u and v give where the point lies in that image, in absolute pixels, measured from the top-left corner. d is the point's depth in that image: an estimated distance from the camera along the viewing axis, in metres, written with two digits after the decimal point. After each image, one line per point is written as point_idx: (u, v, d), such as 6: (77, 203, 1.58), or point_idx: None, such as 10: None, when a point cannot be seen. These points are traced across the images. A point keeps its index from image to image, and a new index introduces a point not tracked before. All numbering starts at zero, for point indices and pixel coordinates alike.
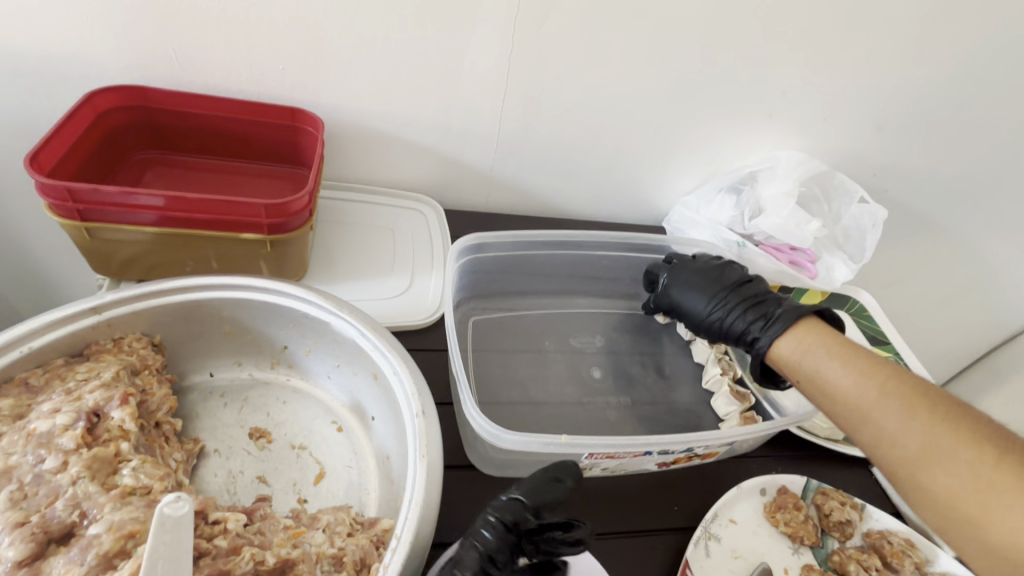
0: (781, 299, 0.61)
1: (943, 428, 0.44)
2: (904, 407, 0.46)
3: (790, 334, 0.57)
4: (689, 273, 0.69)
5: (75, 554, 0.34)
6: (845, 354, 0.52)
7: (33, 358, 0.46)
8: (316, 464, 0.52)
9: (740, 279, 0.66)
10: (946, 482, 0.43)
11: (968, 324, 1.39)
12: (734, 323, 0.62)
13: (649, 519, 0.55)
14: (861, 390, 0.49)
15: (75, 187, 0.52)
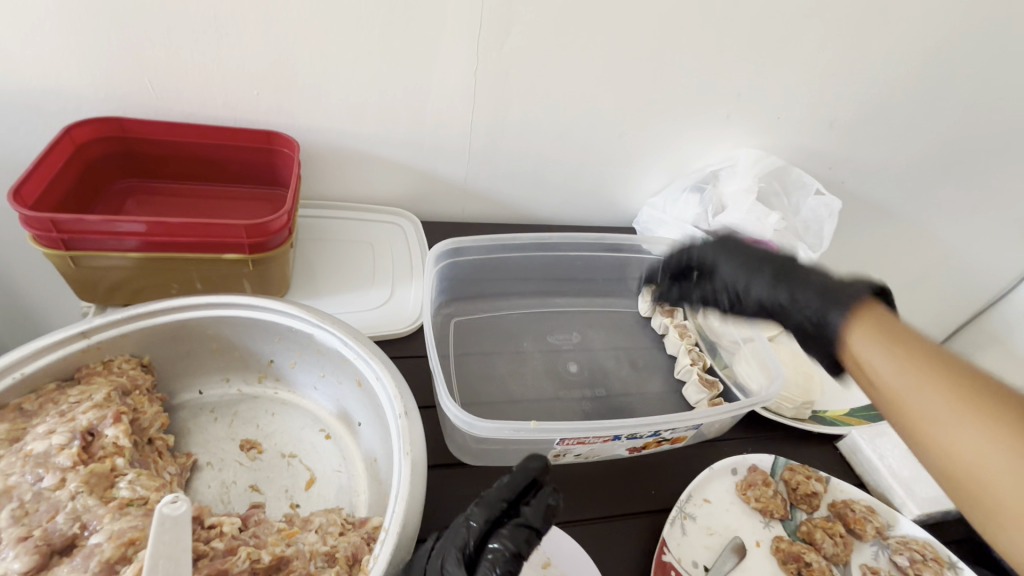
0: (828, 273, 0.51)
1: (997, 423, 0.35)
2: (951, 397, 0.37)
3: (854, 309, 0.46)
4: (731, 248, 0.60)
5: (78, 562, 0.36)
6: (899, 340, 0.42)
7: (25, 383, 0.47)
8: (306, 470, 0.54)
9: (781, 252, 0.57)
10: (998, 496, 0.33)
11: (933, 306, 1.45)
12: (777, 295, 0.53)
13: (628, 505, 0.58)
14: (900, 375, 0.40)
15: (60, 217, 0.54)
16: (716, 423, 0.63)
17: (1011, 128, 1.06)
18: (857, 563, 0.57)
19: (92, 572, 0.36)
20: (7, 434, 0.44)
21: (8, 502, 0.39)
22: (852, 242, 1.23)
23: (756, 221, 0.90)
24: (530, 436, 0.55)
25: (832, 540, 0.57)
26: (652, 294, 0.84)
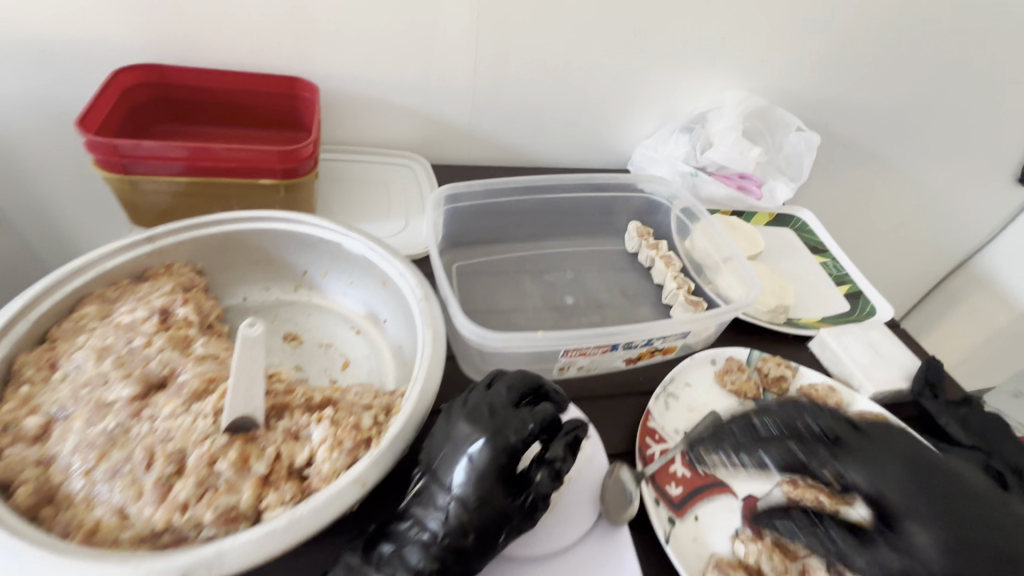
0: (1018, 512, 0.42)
1: None
2: None
3: None
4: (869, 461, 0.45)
5: (172, 391, 0.45)
6: None
7: (106, 276, 0.56)
8: (341, 357, 0.63)
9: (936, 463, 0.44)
10: None
11: (919, 251, 1.51)
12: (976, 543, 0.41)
13: (618, 388, 0.66)
14: None
15: (120, 142, 0.62)
16: (703, 335, 0.70)
17: (988, 70, 1.11)
18: None
19: (184, 397, 0.45)
20: (98, 312, 0.53)
21: (110, 354, 0.48)
22: (838, 185, 1.30)
23: (741, 154, 0.97)
24: (537, 346, 0.59)
25: None
26: (638, 230, 0.87)
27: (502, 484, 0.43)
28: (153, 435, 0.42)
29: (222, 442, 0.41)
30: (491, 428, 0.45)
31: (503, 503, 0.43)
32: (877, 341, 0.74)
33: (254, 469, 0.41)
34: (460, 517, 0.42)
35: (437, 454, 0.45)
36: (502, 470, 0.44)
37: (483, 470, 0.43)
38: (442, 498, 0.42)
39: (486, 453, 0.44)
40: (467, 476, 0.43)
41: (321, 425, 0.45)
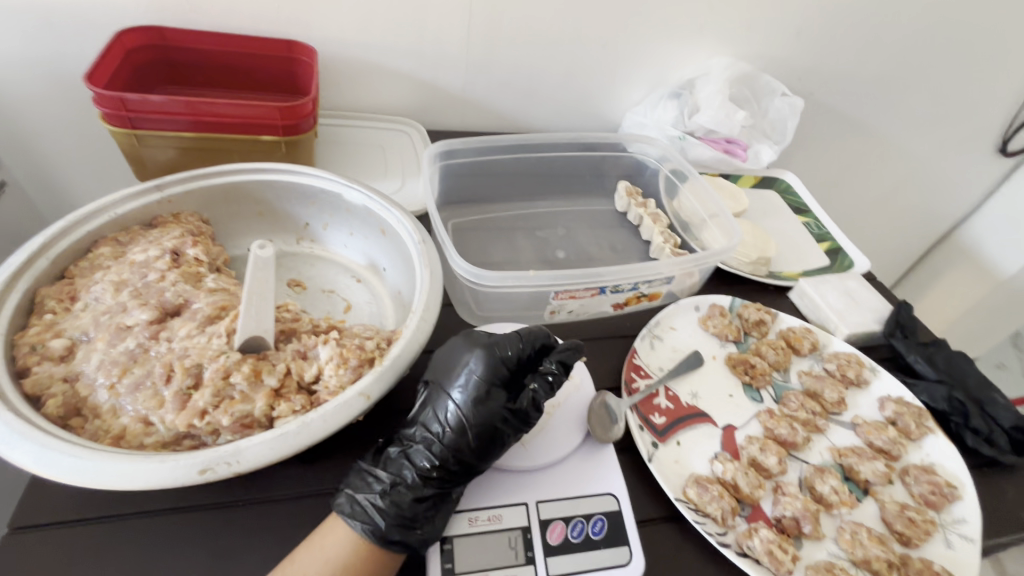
0: None
1: None
2: None
3: None
4: None
5: (187, 317, 0.48)
6: None
7: (118, 222, 0.59)
8: (343, 301, 0.67)
9: None
10: None
11: (903, 222, 1.56)
12: None
13: (606, 331, 0.70)
14: None
15: (127, 96, 0.64)
16: (687, 283, 0.74)
17: (970, 39, 1.14)
18: (795, 371, 0.69)
19: (199, 322, 0.48)
20: (113, 253, 0.56)
21: (127, 287, 0.51)
22: (824, 154, 1.33)
23: (726, 117, 0.99)
24: (530, 285, 0.62)
25: (774, 351, 0.69)
26: (627, 190, 0.90)
27: (497, 387, 0.49)
28: (172, 353, 0.45)
29: (236, 359, 0.45)
30: (486, 343, 0.50)
31: (499, 405, 0.48)
32: (853, 289, 0.78)
33: (266, 383, 0.45)
34: (460, 414, 0.47)
35: (440, 369, 0.51)
36: (497, 377, 0.49)
37: (481, 378, 0.48)
38: (445, 401, 0.48)
39: (482, 361, 0.49)
40: (466, 382, 0.48)
41: (327, 346, 0.48)
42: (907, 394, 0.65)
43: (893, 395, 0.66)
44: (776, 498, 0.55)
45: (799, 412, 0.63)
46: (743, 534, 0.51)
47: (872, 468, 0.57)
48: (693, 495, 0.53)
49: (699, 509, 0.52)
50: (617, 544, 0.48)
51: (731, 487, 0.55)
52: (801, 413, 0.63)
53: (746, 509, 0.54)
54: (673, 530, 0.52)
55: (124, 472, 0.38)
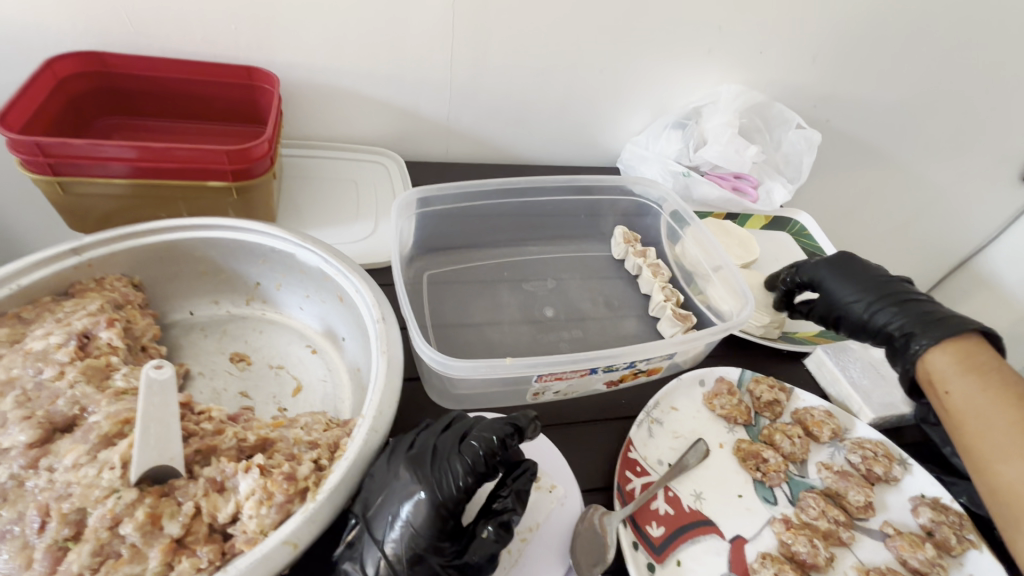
0: None
1: None
2: None
3: None
4: None
5: (78, 436, 0.39)
6: None
7: (22, 294, 0.50)
8: (293, 380, 0.58)
9: None
10: None
11: (917, 253, 1.47)
12: None
13: (598, 413, 0.61)
14: None
15: (45, 141, 0.55)
16: (692, 353, 0.64)
17: (1002, 65, 1.05)
18: (814, 462, 0.60)
19: (91, 443, 0.39)
20: (9, 337, 0.47)
21: (12, 390, 0.42)
22: (839, 184, 1.24)
23: (736, 154, 0.90)
24: (507, 372, 0.53)
25: (790, 441, 0.60)
26: (625, 236, 0.81)
27: (441, 540, 0.39)
28: (50, 491, 0.36)
29: (129, 500, 0.36)
30: (432, 481, 0.40)
31: (441, 563, 0.39)
32: (877, 360, 0.69)
33: (166, 531, 0.36)
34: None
35: (372, 502, 0.41)
36: (444, 528, 0.39)
37: (421, 529, 0.39)
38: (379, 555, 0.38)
39: (427, 506, 0.39)
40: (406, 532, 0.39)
41: (249, 475, 0.39)
42: (944, 496, 0.57)
43: (928, 496, 0.57)
44: None
45: (820, 522, 0.54)
46: None
47: None
48: None
49: None
50: None
51: None
52: (823, 523, 0.54)
53: None
54: None
55: None
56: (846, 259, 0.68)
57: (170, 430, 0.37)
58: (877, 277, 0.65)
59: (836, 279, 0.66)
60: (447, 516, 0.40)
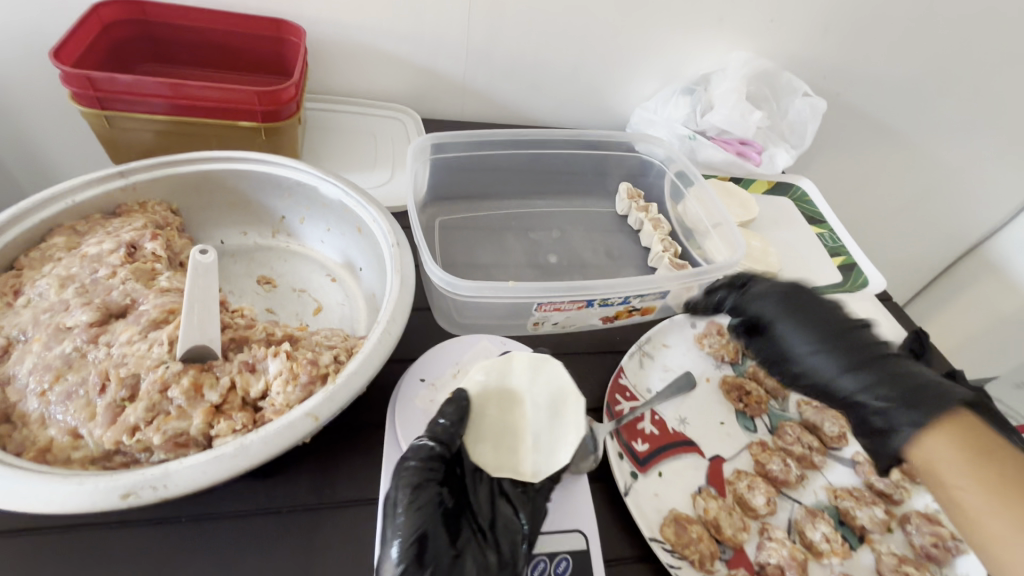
0: None
1: None
2: None
3: None
4: None
5: (131, 320, 0.45)
6: None
7: (77, 210, 0.56)
8: (314, 302, 0.63)
9: None
10: None
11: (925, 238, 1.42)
12: None
13: (593, 346, 0.66)
14: None
15: (95, 75, 0.60)
16: (685, 297, 0.68)
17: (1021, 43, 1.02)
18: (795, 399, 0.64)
19: (142, 326, 0.45)
20: (67, 244, 0.52)
21: (73, 284, 0.48)
22: (848, 162, 1.21)
23: (742, 118, 0.93)
24: (510, 296, 0.59)
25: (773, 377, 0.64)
26: (628, 192, 0.85)
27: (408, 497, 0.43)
28: (109, 360, 0.42)
29: (177, 369, 0.42)
30: (406, 456, 0.45)
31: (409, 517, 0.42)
32: (865, 313, 0.73)
33: (207, 398, 0.41)
34: (412, 562, 0.40)
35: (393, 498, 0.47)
36: (420, 502, 0.43)
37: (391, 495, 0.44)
38: (391, 551, 0.41)
39: (400, 499, 0.43)
40: (402, 526, 0.41)
41: (277, 358, 0.44)
42: None
43: None
44: (761, 541, 0.51)
45: (795, 446, 0.58)
46: None
47: (870, 515, 0.53)
48: (670, 535, 0.49)
49: (675, 550, 0.48)
50: None
51: (713, 527, 0.51)
52: (797, 447, 0.58)
53: (727, 551, 0.50)
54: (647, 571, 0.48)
55: (39, 495, 0.35)
56: None
57: (213, 300, 0.45)
58: None
59: None
60: (414, 488, 0.43)
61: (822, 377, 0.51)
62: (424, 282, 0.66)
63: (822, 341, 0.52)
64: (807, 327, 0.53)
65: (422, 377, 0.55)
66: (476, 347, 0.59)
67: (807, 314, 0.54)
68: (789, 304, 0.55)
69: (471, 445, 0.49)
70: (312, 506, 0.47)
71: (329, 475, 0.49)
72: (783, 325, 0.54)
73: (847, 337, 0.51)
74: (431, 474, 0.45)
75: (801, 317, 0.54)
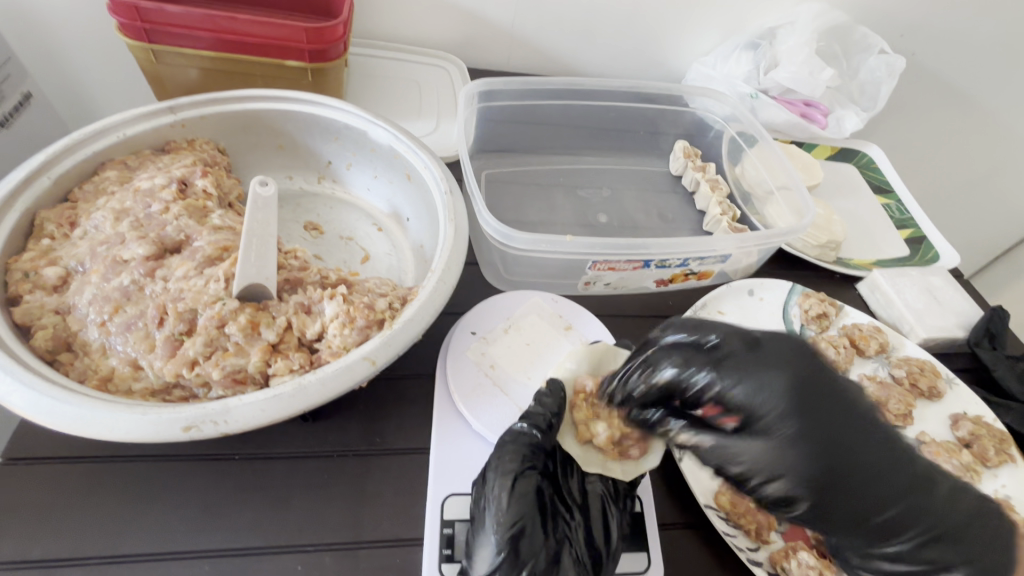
0: None
1: None
2: None
3: None
4: None
5: (186, 256, 0.45)
6: None
7: (127, 144, 0.54)
8: (361, 250, 0.62)
9: None
10: None
11: (1003, 226, 1.21)
12: None
13: (644, 309, 0.63)
14: None
15: (142, 5, 0.57)
16: (742, 264, 0.66)
17: None
18: (855, 373, 0.61)
19: (197, 262, 0.44)
20: (119, 178, 0.51)
21: (127, 218, 0.47)
22: (922, 132, 1.06)
23: (810, 76, 0.83)
24: (566, 251, 0.56)
25: (834, 349, 0.60)
26: (684, 150, 0.80)
27: (507, 481, 0.41)
28: (166, 295, 0.42)
29: (233, 307, 0.41)
30: (506, 442, 0.44)
31: (511, 502, 0.40)
32: (936, 287, 0.68)
33: (264, 336, 0.41)
34: (509, 554, 0.38)
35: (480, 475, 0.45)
36: (522, 491, 0.41)
37: (488, 479, 0.42)
38: (487, 541, 0.39)
39: (499, 487, 0.41)
40: (504, 515, 0.40)
41: (334, 301, 0.44)
42: (987, 414, 0.58)
43: (970, 413, 0.58)
44: None
45: None
46: (776, 553, 0.45)
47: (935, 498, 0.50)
48: (725, 503, 0.47)
49: (730, 518, 0.47)
50: (635, 547, 0.45)
51: None
52: None
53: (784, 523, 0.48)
54: (695, 538, 0.47)
55: (103, 422, 0.35)
56: (794, 355, 0.39)
57: (269, 237, 0.43)
58: (842, 405, 0.38)
59: (764, 378, 0.38)
60: (515, 476, 0.41)
61: (780, 491, 0.37)
62: (472, 237, 0.64)
63: (880, 471, 0.38)
64: (828, 440, 0.37)
65: (473, 330, 0.54)
66: (527, 302, 0.58)
67: (830, 412, 0.38)
68: (810, 397, 0.38)
69: (564, 436, 0.47)
70: (362, 452, 0.46)
71: (378, 422, 0.48)
72: (792, 429, 0.37)
73: (892, 464, 0.38)
74: (529, 463, 0.43)
75: (825, 421, 0.37)
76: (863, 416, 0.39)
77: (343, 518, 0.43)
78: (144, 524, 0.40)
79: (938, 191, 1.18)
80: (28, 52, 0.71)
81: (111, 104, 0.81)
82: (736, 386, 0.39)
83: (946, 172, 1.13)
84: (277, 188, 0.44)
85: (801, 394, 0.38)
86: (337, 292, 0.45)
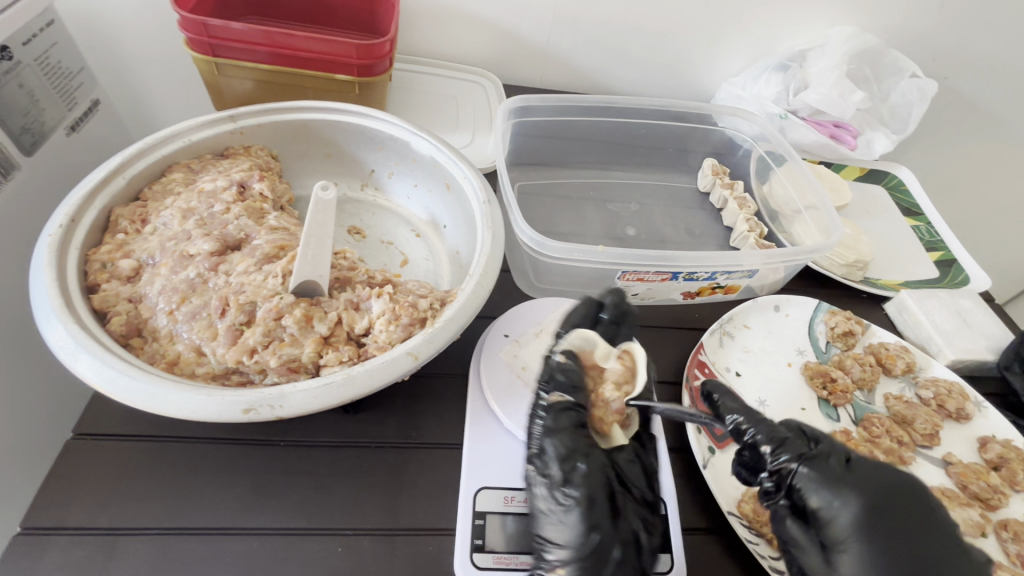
0: None
1: None
2: None
3: None
4: None
5: (247, 253, 0.49)
6: None
7: (192, 149, 0.58)
8: (400, 255, 0.66)
9: None
10: None
11: None
12: None
13: (670, 320, 0.65)
14: None
15: (210, 21, 0.61)
16: (770, 279, 0.67)
17: None
18: (881, 393, 0.62)
19: (256, 259, 0.48)
20: (184, 180, 0.55)
21: (193, 216, 0.51)
22: (956, 156, 1.06)
23: (840, 98, 0.84)
24: (597, 261, 0.58)
25: (860, 367, 0.61)
26: (713, 168, 0.82)
27: (574, 462, 0.42)
28: (228, 288, 0.46)
29: (289, 301, 0.45)
30: (552, 423, 0.44)
31: (584, 482, 0.41)
32: (965, 310, 0.68)
33: (316, 329, 0.45)
34: (594, 530, 0.40)
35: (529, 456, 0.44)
36: (586, 467, 0.42)
37: (553, 466, 0.42)
38: (569, 523, 0.40)
39: (570, 472, 0.41)
40: (578, 498, 0.40)
41: (380, 299, 0.47)
42: (1016, 439, 0.57)
43: (998, 437, 0.58)
44: None
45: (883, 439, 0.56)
46: None
47: None
48: (748, 510, 0.48)
49: (753, 526, 0.48)
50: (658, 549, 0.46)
51: None
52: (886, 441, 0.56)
53: None
54: (716, 544, 0.48)
55: (173, 401, 0.38)
56: (898, 500, 0.41)
57: (325, 233, 0.47)
58: (914, 530, 0.40)
59: (891, 514, 0.40)
60: (576, 457, 0.42)
61: None
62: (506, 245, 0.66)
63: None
64: (871, 542, 0.39)
65: (505, 333, 0.57)
66: (558, 310, 0.60)
67: (907, 539, 0.39)
68: (887, 527, 0.39)
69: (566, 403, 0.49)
70: (398, 444, 0.49)
71: (414, 416, 0.51)
72: (857, 554, 0.39)
73: None
74: (586, 440, 0.43)
75: (900, 547, 0.39)
76: (935, 548, 0.39)
77: (380, 506, 0.45)
78: (200, 501, 0.43)
79: (969, 214, 1.17)
80: (101, 64, 0.77)
81: (169, 112, 0.86)
82: (894, 519, 0.40)
83: (979, 196, 1.12)
84: (336, 194, 0.48)
85: (871, 509, 0.40)
86: (383, 291, 0.48)
